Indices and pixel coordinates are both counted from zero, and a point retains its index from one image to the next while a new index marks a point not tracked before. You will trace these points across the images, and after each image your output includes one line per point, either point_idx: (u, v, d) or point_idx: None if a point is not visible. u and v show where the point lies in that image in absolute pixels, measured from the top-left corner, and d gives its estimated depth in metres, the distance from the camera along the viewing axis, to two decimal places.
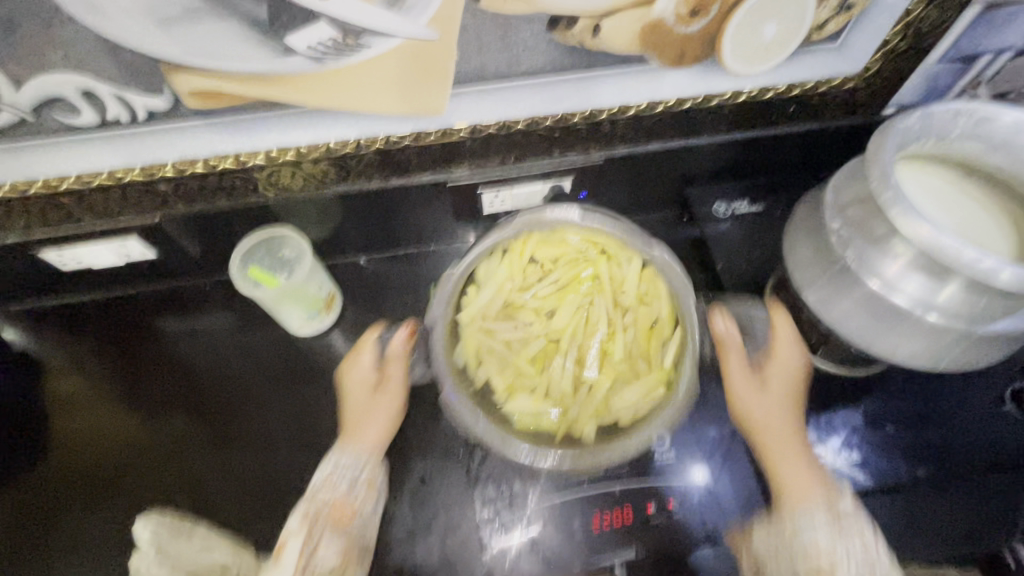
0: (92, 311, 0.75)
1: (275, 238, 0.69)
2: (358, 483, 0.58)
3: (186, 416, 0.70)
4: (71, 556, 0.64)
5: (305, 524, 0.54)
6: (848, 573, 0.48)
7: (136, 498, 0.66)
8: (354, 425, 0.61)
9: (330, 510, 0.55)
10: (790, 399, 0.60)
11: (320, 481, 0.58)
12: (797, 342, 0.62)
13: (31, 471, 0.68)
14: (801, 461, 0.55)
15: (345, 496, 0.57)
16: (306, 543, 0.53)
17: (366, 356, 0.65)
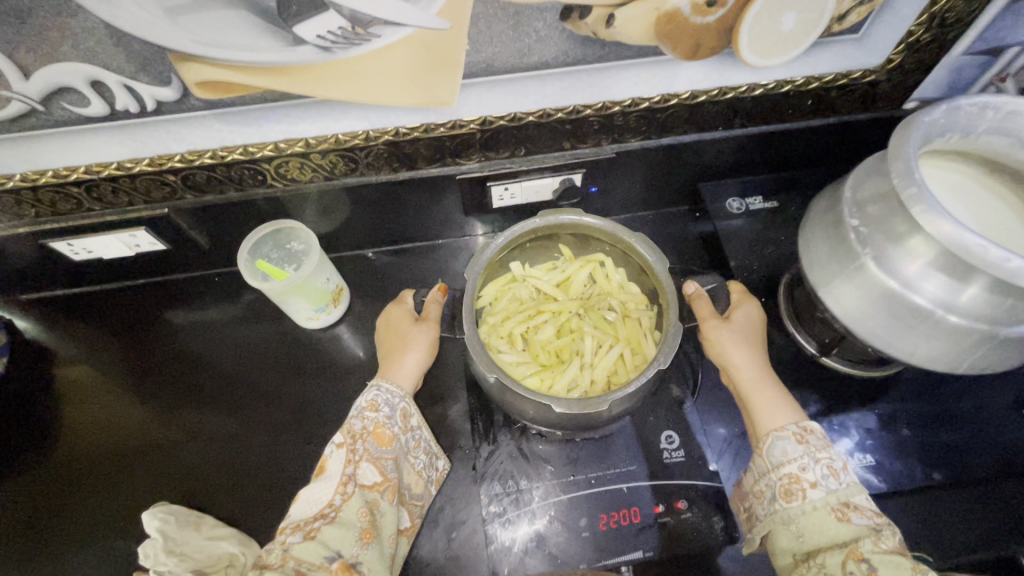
0: (105, 301, 0.76)
1: (282, 231, 0.69)
2: (396, 412, 0.56)
3: (193, 408, 0.70)
4: (75, 548, 0.63)
5: (348, 441, 0.52)
6: (817, 482, 0.48)
7: (145, 485, 0.66)
8: (394, 360, 0.60)
9: (372, 432, 0.54)
10: (756, 342, 0.59)
11: (362, 406, 0.55)
12: (749, 298, 0.62)
13: (39, 464, 0.68)
14: (774, 391, 0.55)
15: (385, 421, 0.55)
16: (350, 459, 0.51)
17: (407, 297, 0.66)
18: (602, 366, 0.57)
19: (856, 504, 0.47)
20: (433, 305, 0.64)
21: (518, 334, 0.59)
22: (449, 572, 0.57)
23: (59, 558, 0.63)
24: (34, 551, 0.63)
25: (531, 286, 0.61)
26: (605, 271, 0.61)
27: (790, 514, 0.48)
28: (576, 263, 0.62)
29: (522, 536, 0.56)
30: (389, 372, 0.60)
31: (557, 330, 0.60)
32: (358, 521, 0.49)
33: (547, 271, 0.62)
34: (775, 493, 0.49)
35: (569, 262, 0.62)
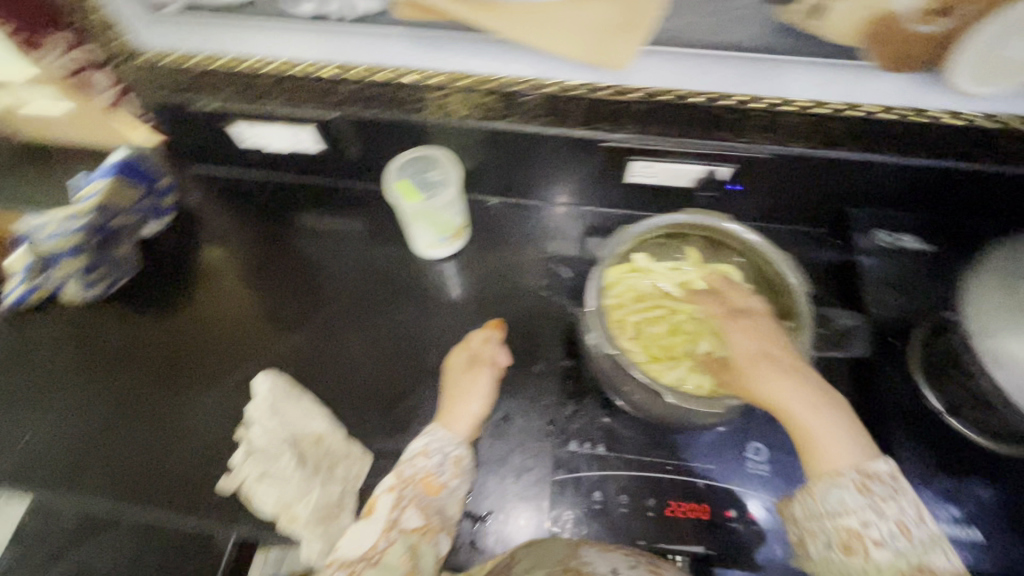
0: (251, 190, 0.84)
1: (429, 157, 0.71)
2: (447, 460, 0.57)
3: (305, 304, 0.76)
4: (190, 393, 0.71)
5: (398, 487, 0.56)
6: (883, 540, 0.40)
7: (254, 357, 0.73)
8: (451, 404, 0.62)
9: (421, 478, 0.56)
10: (774, 358, 0.48)
11: (415, 452, 0.58)
12: (733, 318, 0.52)
13: (175, 313, 0.77)
14: (821, 417, 0.45)
15: (434, 470, 0.56)
16: (397, 504, 0.54)
17: (463, 342, 0.67)
18: (714, 373, 0.55)
19: (930, 565, 0.39)
20: (490, 349, 0.66)
21: (631, 322, 0.58)
22: (508, 510, 0.59)
23: (176, 395, 0.71)
24: (159, 383, 0.72)
25: (653, 281, 0.61)
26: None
27: (848, 569, 0.41)
28: (702, 269, 0.61)
29: (586, 498, 0.58)
30: (445, 419, 0.61)
31: (670, 329, 0.59)
32: (400, 566, 0.51)
33: (671, 269, 0.61)
34: (831, 541, 0.42)
35: (694, 266, 0.61)
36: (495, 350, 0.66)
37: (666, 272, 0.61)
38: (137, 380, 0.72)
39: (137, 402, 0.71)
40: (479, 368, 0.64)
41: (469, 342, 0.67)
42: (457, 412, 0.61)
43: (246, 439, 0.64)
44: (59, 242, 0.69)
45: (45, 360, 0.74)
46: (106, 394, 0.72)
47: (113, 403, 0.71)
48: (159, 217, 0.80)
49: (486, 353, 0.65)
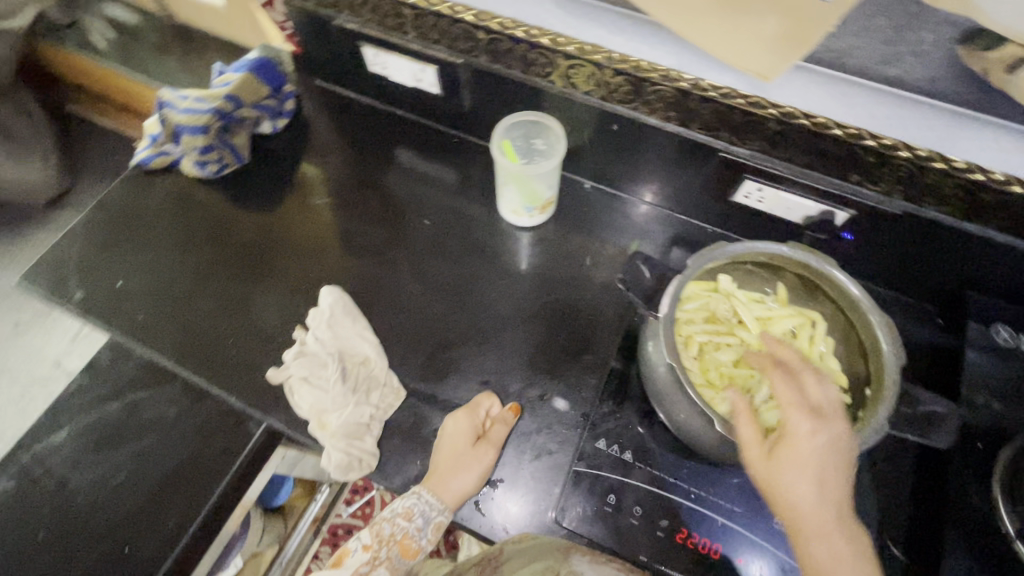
0: (364, 114, 0.87)
1: (539, 124, 0.71)
2: (428, 525, 0.58)
3: (385, 233, 0.79)
4: (262, 286, 0.75)
5: (374, 546, 0.59)
6: None
7: (326, 269, 0.77)
8: (448, 474, 0.58)
9: (399, 541, 0.59)
10: (831, 482, 0.44)
11: (398, 511, 0.59)
12: (816, 420, 0.45)
13: (268, 210, 0.81)
14: (839, 559, 0.42)
15: (412, 534, 0.59)
16: (370, 561, 0.59)
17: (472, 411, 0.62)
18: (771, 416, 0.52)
19: None
20: (498, 430, 0.61)
21: (697, 341, 0.56)
22: (520, 484, 0.60)
23: (250, 285, 0.76)
24: (237, 270, 0.77)
25: (731, 308, 0.57)
26: (812, 332, 0.56)
27: None
28: (788, 309, 0.57)
29: (598, 499, 0.57)
30: (437, 485, 0.58)
31: (736, 359, 0.56)
32: None
33: (754, 300, 0.58)
34: None
35: (780, 304, 0.58)
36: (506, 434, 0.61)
37: (748, 303, 0.57)
38: (224, 258, 0.78)
39: (216, 280, 0.76)
40: (483, 448, 0.60)
41: (478, 412, 0.62)
42: (450, 483, 0.58)
43: (301, 341, 0.67)
44: (187, 116, 0.76)
45: (150, 219, 0.81)
46: (194, 263, 0.77)
47: (199, 273, 0.77)
48: (276, 119, 0.84)
49: (495, 436, 0.60)
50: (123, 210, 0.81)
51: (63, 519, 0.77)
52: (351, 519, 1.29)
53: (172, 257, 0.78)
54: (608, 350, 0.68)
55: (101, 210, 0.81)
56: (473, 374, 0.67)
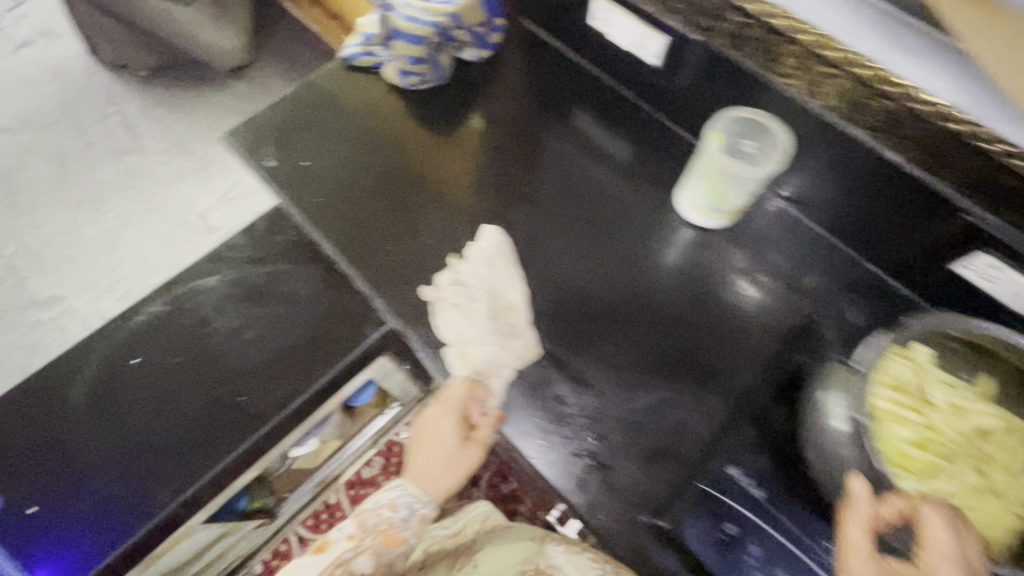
0: (561, 65, 0.85)
1: (761, 125, 0.66)
2: (412, 517, 0.63)
3: (550, 190, 0.77)
4: (423, 205, 0.76)
5: (359, 535, 0.61)
6: None
7: (484, 207, 0.76)
8: (436, 461, 0.64)
9: (383, 529, 0.61)
10: None
11: (383, 503, 0.63)
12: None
13: (445, 133, 0.81)
14: None
15: (396, 524, 0.62)
16: (353, 549, 0.60)
17: (455, 411, 0.63)
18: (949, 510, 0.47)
19: None
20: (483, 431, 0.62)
21: (881, 409, 0.50)
22: (626, 481, 0.59)
23: (411, 200, 0.76)
24: (402, 182, 0.78)
25: (926, 385, 0.51)
26: (1005, 437, 0.51)
27: None
28: (984, 406, 0.51)
29: (715, 524, 0.57)
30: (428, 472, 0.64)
31: (916, 440, 0.50)
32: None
33: (950, 382, 0.52)
34: None
35: (976, 398, 0.52)
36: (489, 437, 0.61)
37: (944, 384, 0.52)
38: (399, 173, 0.79)
39: (382, 186, 0.77)
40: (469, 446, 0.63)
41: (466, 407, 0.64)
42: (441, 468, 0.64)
43: (455, 269, 0.71)
44: (409, 25, 0.78)
45: (346, 114, 0.83)
46: (373, 169, 0.79)
47: (374, 179, 0.78)
48: (480, 48, 0.84)
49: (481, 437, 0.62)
50: (319, 96, 0.84)
51: (198, 354, 0.86)
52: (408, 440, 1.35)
53: (355, 155, 0.80)
54: (753, 380, 0.64)
55: (303, 89, 0.84)
56: (605, 356, 0.65)
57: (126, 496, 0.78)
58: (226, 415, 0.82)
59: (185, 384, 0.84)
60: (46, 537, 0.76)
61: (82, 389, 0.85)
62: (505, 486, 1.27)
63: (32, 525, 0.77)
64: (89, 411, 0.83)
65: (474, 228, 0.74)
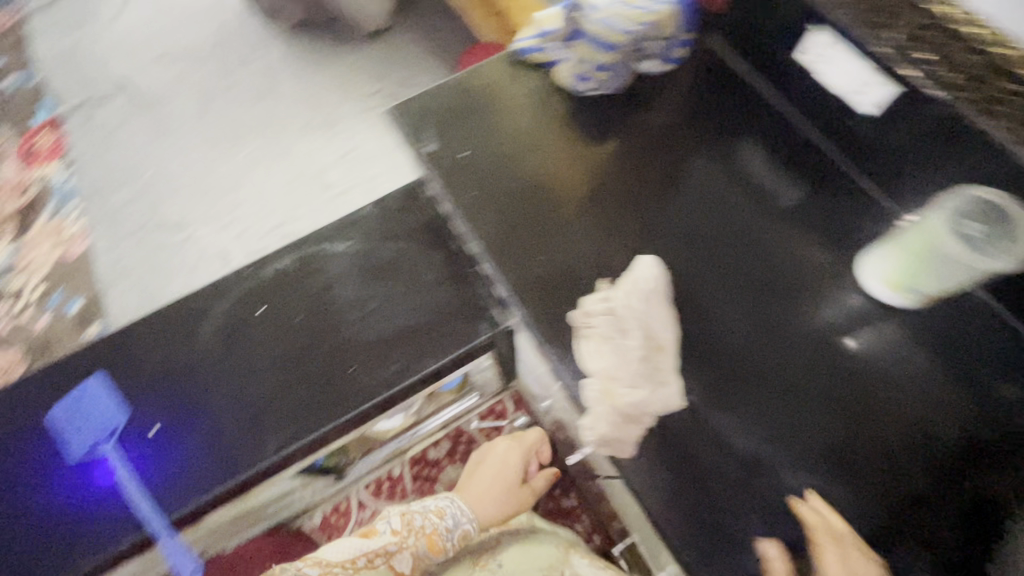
0: (744, 92, 0.78)
1: (1000, 211, 0.57)
2: (460, 527, 0.96)
3: (708, 228, 0.72)
4: (572, 218, 0.73)
5: (405, 532, 0.90)
6: None
7: (635, 232, 0.72)
8: (485, 497, 1.04)
9: (427, 533, 0.91)
10: None
11: (432, 511, 0.94)
12: None
13: (604, 144, 0.78)
14: None
15: (439, 532, 0.93)
16: (398, 542, 0.89)
17: (521, 450, 1.12)
18: None
19: None
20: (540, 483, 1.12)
21: None
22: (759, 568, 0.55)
23: (559, 211, 0.74)
24: (551, 190, 0.75)
25: None
26: None
27: None
28: None
29: None
30: (481, 504, 1.03)
31: None
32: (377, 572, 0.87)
33: None
34: None
35: None
36: (541, 484, 1.11)
37: None
38: (557, 178, 0.76)
39: (532, 191, 0.75)
40: (521, 490, 1.09)
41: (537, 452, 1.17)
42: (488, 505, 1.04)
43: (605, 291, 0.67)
44: (600, 28, 0.74)
45: (513, 105, 0.80)
46: (532, 167, 0.76)
47: (531, 179, 0.75)
48: (665, 63, 0.79)
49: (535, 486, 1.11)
50: (485, 86, 0.82)
51: (322, 315, 0.88)
52: (476, 433, 1.33)
53: (514, 150, 0.77)
54: (924, 486, 0.59)
55: (471, 78, 0.83)
56: (749, 419, 0.62)
57: (235, 439, 0.81)
58: (335, 382, 0.84)
59: (306, 341, 0.87)
60: (165, 456, 0.81)
61: (210, 327, 0.89)
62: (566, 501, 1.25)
63: (149, 445, 0.82)
64: (216, 348, 0.88)
65: (621, 254, 0.71)
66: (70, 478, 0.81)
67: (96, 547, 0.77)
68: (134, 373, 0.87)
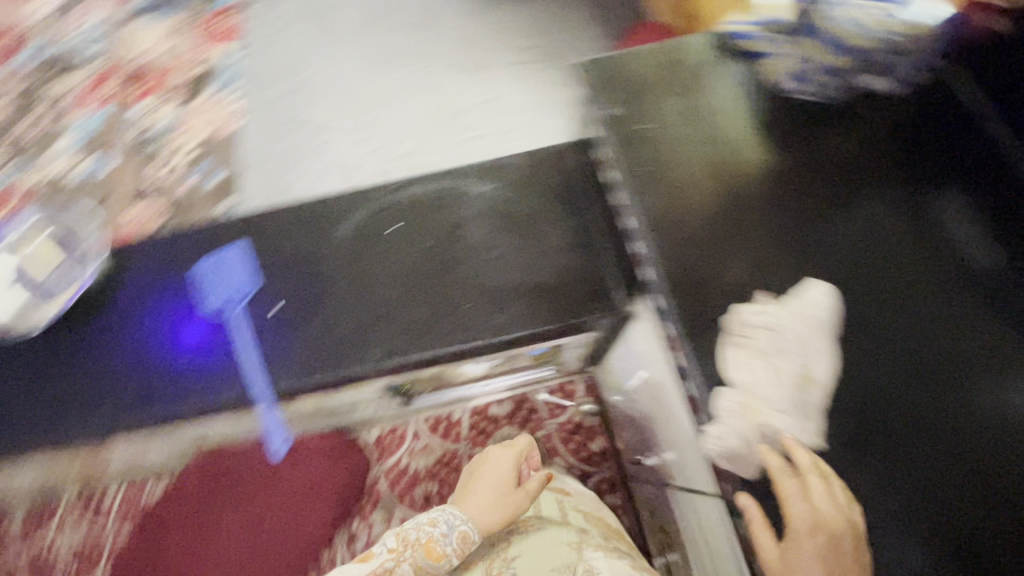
0: (960, 138, 0.71)
1: None
2: (452, 530, 0.86)
3: (874, 269, 0.67)
4: (727, 218, 0.72)
5: (402, 548, 0.83)
6: None
7: (789, 252, 0.69)
8: (477, 500, 0.94)
9: (423, 543, 0.84)
10: None
11: (424, 523, 0.87)
12: None
13: (782, 156, 0.75)
14: None
15: (435, 538, 0.85)
16: (397, 559, 0.82)
17: (513, 455, 1.04)
18: None
19: None
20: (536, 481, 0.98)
21: None
22: None
23: (716, 209, 0.73)
24: (715, 186, 0.74)
25: None
26: None
27: None
28: None
29: None
30: (475, 510, 0.92)
31: None
32: None
33: None
34: None
35: None
36: (539, 484, 0.97)
37: None
38: (734, 179, 0.74)
39: (694, 182, 0.75)
40: (520, 490, 0.96)
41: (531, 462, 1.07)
42: (482, 508, 0.93)
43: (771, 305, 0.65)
44: (841, 27, 0.70)
45: (698, 101, 0.80)
46: (707, 165, 0.76)
47: (704, 176, 0.75)
48: (897, 83, 0.75)
49: (532, 483, 0.98)
50: (678, 71, 0.82)
51: (447, 250, 0.90)
52: (541, 406, 1.32)
53: (693, 145, 0.77)
54: None
55: (666, 59, 0.83)
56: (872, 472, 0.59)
57: (345, 339, 0.85)
58: (447, 316, 0.86)
59: (428, 269, 0.89)
60: (279, 338, 0.86)
61: (344, 230, 0.93)
62: (610, 497, 1.25)
63: (267, 322, 0.87)
64: (344, 252, 0.91)
65: (773, 270, 0.68)
66: (200, 330, 0.88)
67: (208, 396, 0.83)
68: (269, 254, 0.92)
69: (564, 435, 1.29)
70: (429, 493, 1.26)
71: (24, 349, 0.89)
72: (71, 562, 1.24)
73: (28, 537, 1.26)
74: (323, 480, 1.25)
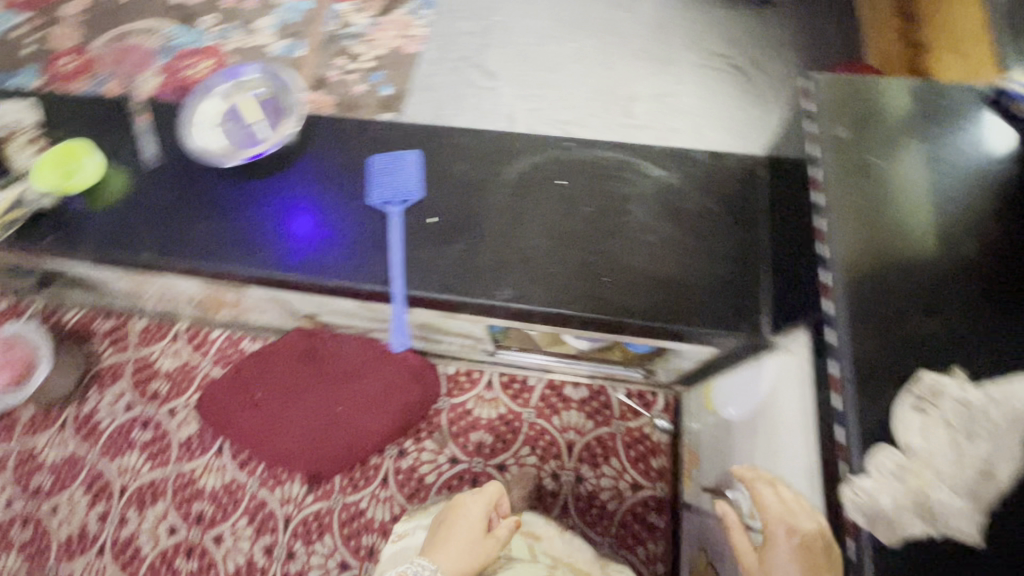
0: None
1: None
2: None
3: None
4: (910, 259, 0.68)
5: None
6: None
7: (972, 316, 0.63)
8: (444, 548, 0.89)
9: None
10: None
11: None
12: None
13: (996, 224, 0.69)
14: None
15: None
16: None
17: (484, 498, 0.97)
18: None
19: None
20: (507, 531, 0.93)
21: None
22: None
23: (901, 246, 0.69)
24: (906, 225, 0.70)
25: None
26: None
27: None
28: None
29: None
30: (440, 563, 0.87)
31: None
32: None
33: None
34: None
35: None
36: (509, 531, 0.93)
37: None
38: (965, 229, 0.69)
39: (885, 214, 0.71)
40: (490, 537, 0.91)
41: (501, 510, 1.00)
42: (450, 558, 0.87)
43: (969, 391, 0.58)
44: None
45: (939, 145, 0.76)
46: (933, 205, 0.71)
47: (924, 214, 0.71)
48: None
49: (500, 530, 0.93)
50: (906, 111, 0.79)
51: (605, 220, 0.90)
52: (616, 403, 1.31)
53: (922, 182, 0.73)
54: None
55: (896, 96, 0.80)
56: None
57: (485, 269, 0.87)
58: (587, 281, 0.86)
59: (582, 231, 0.89)
60: (426, 247, 0.89)
61: (514, 170, 0.95)
62: (651, 517, 1.22)
63: (422, 228, 0.91)
64: (509, 189, 0.93)
65: (948, 328, 0.63)
66: (359, 215, 0.93)
67: (350, 276, 0.88)
68: (439, 166, 0.96)
69: (628, 440, 1.27)
70: (482, 442, 1.30)
71: (208, 177, 0.97)
72: (170, 377, 1.40)
73: (146, 343, 1.44)
74: (396, 392, 1.30)
